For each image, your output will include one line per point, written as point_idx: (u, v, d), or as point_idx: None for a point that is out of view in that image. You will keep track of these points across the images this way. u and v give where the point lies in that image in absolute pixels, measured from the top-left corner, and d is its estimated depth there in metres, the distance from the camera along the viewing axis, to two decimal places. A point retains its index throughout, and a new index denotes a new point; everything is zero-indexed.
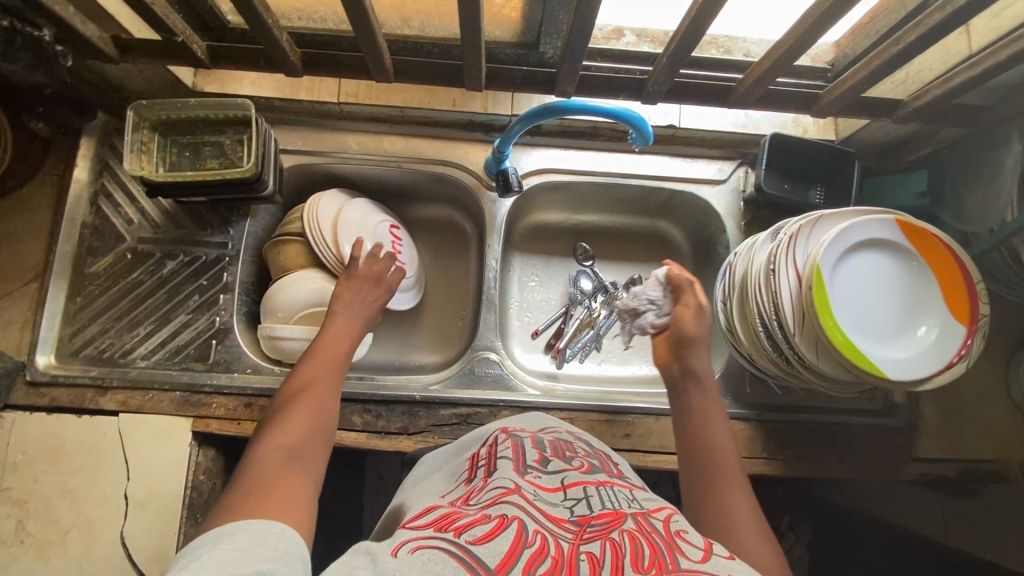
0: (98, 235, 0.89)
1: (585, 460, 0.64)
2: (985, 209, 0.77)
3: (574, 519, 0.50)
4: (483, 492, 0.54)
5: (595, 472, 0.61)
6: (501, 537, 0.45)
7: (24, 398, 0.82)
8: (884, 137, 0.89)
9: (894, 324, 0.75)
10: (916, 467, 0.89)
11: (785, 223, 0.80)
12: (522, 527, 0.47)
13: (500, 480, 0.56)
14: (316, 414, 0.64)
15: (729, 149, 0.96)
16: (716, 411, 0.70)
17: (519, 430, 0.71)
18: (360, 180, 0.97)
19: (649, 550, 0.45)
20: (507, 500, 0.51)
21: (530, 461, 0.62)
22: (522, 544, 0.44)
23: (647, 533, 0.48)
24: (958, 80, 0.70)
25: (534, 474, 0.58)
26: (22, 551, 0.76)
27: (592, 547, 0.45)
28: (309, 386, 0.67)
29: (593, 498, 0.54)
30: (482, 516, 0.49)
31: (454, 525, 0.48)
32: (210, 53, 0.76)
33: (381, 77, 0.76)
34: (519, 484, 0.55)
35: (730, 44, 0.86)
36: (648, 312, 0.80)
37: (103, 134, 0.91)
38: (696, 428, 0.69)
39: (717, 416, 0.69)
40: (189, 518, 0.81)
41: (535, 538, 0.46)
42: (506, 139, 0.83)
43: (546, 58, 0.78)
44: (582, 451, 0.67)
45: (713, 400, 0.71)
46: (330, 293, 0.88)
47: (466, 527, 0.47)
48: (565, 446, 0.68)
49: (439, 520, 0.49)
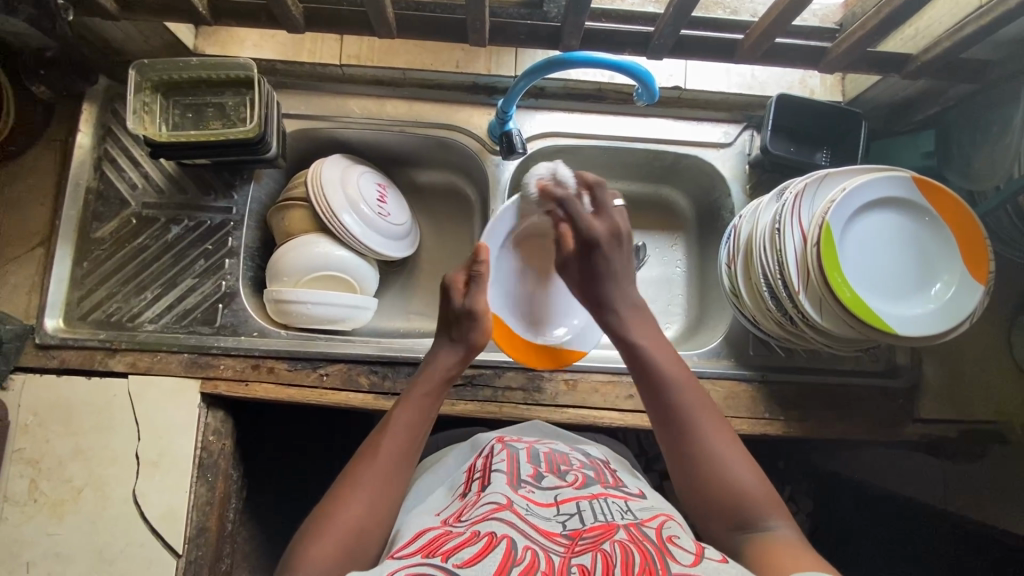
0: (103, 200, 0.89)
1: (580, 473, 0.65)
2: (992, 167, 0.77)
3: (567, 533, 0.52)
4: (474, 508, 0.56)
5: (589, 485, 0.62)
6: (491, 555, 0.47)
7: (34, 359, 0.83)
8: (893, 96, 0.88)
9: (890, 270, 0.75)
10: (918, 428, 0.89)
11: (790, 183, 0.79)
12: (511, 545, 0.49)
13: (492, 496, 0.57)
14: (375, 499, 0.58)
15: (735, 112, 0.95)
16: (666, 352, 0.69)
17: (516, 441, 0.72)
18: (362, 144, 0.97)
19: (641, 557, 0.47)
20: (496, 516, 0.53)
21: (525, 475, 0.63)
22: (510, 562, 0.46)
23: (638, 540, 0.50)
24: (968, 31, 0.69)
25: (528, 488, 0.60)
26: (37, 509, 0.78)
27: (583, 559, 0.47)
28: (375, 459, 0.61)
29: (586, 512, 0.55)
30: (471, 536, 0.50)
31: (441, 548, 0.49)
32: (212, 8, 0.75)
33: (384, 33, 0.76)
34: (511, 498, 0.57)
35: (737, 5, 0.84)
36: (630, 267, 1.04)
37: (105, 99, 0.90)
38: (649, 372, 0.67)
39: (668, 356, 0.69)
40: (199, 478, 0.82)
41: (524, 555, 0.47)
42: (510, 99, 0.83)
43: (550, 15, 0.77)
44: (578, 463, 0.69)
45: (661, 342, 0.70)
46: (333, 258, 0.89)
47: (454, 549, 0.49)
48: (560, 459, 0.68)
49: (427, 545, 0.50)
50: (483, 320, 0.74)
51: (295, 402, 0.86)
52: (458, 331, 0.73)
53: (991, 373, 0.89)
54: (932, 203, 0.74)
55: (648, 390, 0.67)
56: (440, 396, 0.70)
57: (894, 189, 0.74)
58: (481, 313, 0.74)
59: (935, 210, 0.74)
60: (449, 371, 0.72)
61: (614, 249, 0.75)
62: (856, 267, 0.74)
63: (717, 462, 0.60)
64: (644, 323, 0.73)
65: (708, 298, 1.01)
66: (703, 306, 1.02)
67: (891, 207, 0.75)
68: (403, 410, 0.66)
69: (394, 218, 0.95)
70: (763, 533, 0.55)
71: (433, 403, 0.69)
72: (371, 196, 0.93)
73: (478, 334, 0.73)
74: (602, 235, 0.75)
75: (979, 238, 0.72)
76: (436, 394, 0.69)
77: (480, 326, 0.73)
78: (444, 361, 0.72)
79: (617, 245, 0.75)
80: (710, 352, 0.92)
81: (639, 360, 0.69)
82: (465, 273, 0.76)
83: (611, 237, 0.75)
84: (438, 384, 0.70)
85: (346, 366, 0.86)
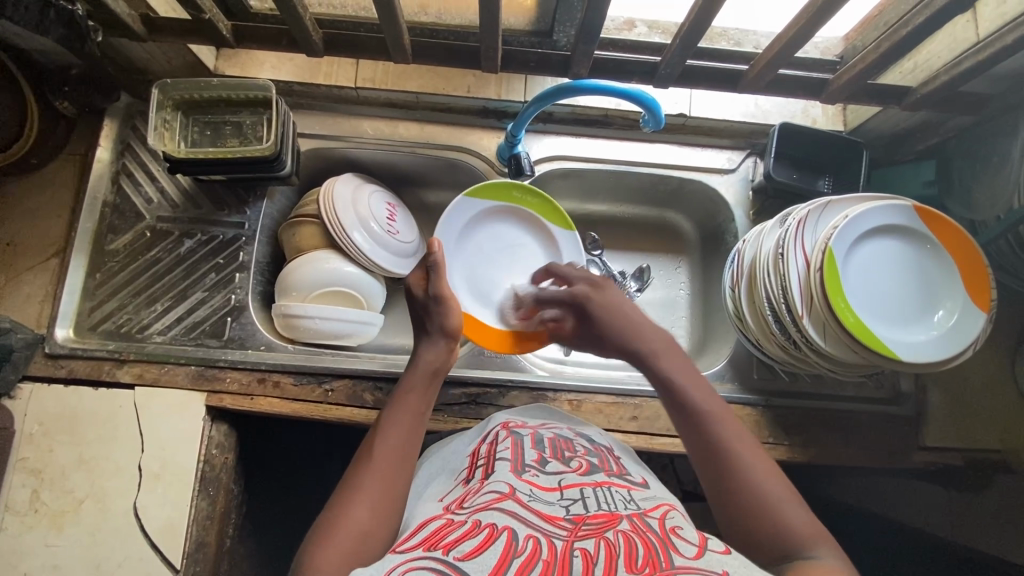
0: (119, 213, 0.91)
1: (583, 459, 0.65)
2: (992, 198, 0.79)
3: (569, 517, 0.52)
4: (476, 496, 0.56)
5: (593, 472, 0.61)
6: (491, 548, 0.47)
7: (42, 368, 0.83)
8: (894, 127, 0.90)
9: (909, 312, 0.75)
10: (924, 457, 0.89)
11: (792, 209, 0.80)
12: (512, 536, 0.48)
13: (495, 484, 0.57)
14: (377, 497, 0.58)
15: (738, 139, 0.98)
16: (702, 386, 0.65)
17: (520, 427, 0.72)
18: (374, 164, 0.99)
19: (644, 548, 0.47)
20: (498, 506, 0.53)
21: (528, 461, 0.62)
22: (512, 553, 0.46)
23: (642, 531, 0.50)
24: (965, 65, 0.71)
25: (531, 473, 0.60)
26: (37, 519, 0.78)
27: (586, 544, 0.47)
28: (371, 462, 0.61)
29: (589, 498, 0.55)
30: (473, 526, 0.50)
31: (443, 540, 0.49)
32: (235, 32, 0.78)
33: (399, 58, 0.79)
34: (513, 486, 0.57)
35: (741, 36, 0.88)
36: (631, 286, 1.04)
37: (126, 116, 0.93)
38: (689, 416, 0.62)
39: (703, 391, 0.64)
40: (200, 491, 0.82)
41: (526, 545, 0.47)
42: (519, 122, 0.85)
43: (560, 45, 0.80)
44: (581, 449, 0.68)
45: (694, 376, 0.66)
46: (341, 274, 0.90)
47: (455, 541, 0.48)
48: (564, 445, 0.68)
49: (429, 537, 0.50)
50: (451, 304, 0.74)
51: (300, 416, 0.86)
52: (430, 321, 0.74)
53: (996, 403, 0.89)
54: (935, 231, 0.75)
55: (689, 425, 0.62)
56: (430, 393, 0.70)
57: (895, 218, 0.75)
58: (449, 298, 0.75)
59: (936, 240, 0.75)
60: (434, 364, 0.72)
61: (601, 294, 0.74)
62: (860, 295, 0.75)
63: (767, 501, 0.56)
64: (676, 357, 0.68)
65: (712, 321, 1.02)
66: (707, 329, 1.03)
67: (891, 235, 0.76)
68: (394, 412, 0.66)
69: (402, 236, 0.97)
70: (809, 563, 0.51)
71: (422, 401, 0.68)
72: (381, 214, 0.95)
73: (451, 320, 0.73)
74: (585, 292, 0.75)
75: (977, 262, 0.74)
76: (425, 390, 0.69)
77: (451, 309, 0.74)
78: (426, 354, 0.72)
79: (603, 292, 0.74)
80: (714, 375, 0.92)
81: (675, 399, 0.64)
82: (422, 269, 0.77)
83: (590, 288, 0.75)
84: (424, 379, 0.70)
85: (351, 382, 0.87)
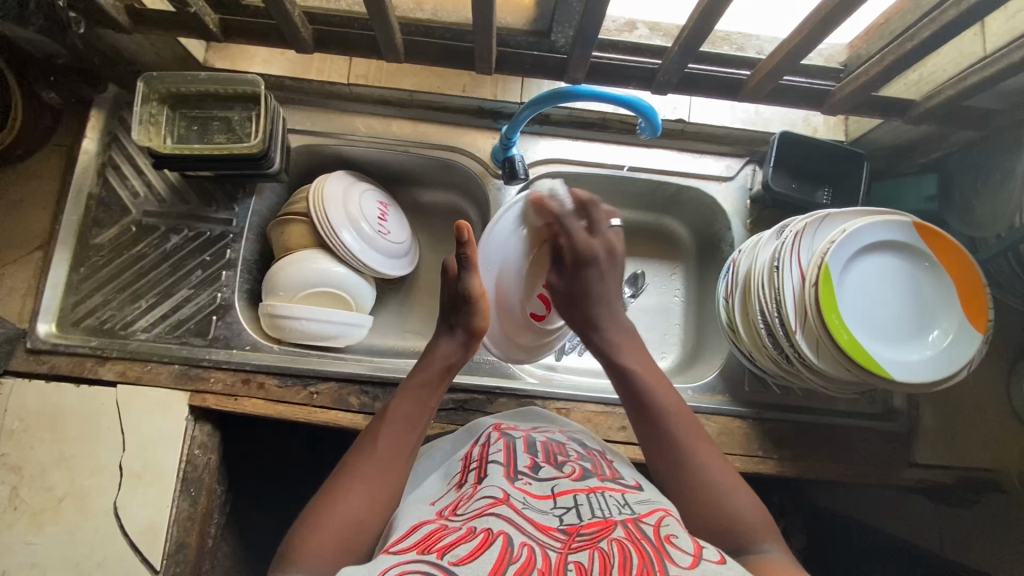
0: (104, 207, 0.89)
1: (576, 465, 0.63)
2: (993, 215, 0.77)
3: (563, 528, 0.51)
4: (470, 502, 0.54)
5: (586, 478, 0.60)
6: (485, 554, 0.45)
7: (24, 363, 0.82)
8: (895, 139, 0.88)
9: (908, 337, 0.74)
10: (914, 474, 0.88)
11: (790, 220, 0.79)
12: (507, 542, 0.47)
13: (489, 489, 0.55)
14: (372, 488, 0.57)
15: (738, 146, 0.96)
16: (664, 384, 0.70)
17: (512, 430, 0.71)
18: (366, 163, 0.97)
19: (639, 558, 0.46)
20: (493, 511, 0.51)
21: (521, 466, 0.61)
22: (506, 559, 0.45)
23: (636, 539, 0.48)
24: (971, 80, 0.69)
25: (524, 480, 0.58)
26: (16, 517, 0.77)
27: (580, 556, 0.46)
28: (370, 450, 0.60)
29: (583, 506, 0.54)
30: (467, 532, 0.49)
31: (437, 544, 0.47)
32: (223, 25, 0.76)
33: (391, 56, 0.77)
34: (508, 492, 0.55)
35: (743, 41, 0.86)
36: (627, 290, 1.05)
37: (114, 106, 0.91)
38: (646, 406, 0.68)
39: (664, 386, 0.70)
40: (182, 491, 0.81)
41: (521, 551, 0.46)
42: (514, 125, 0.83)
43: (557, 46, 0.78)
44: (575, 454, 0.67)
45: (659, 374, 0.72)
46: (328, 276, 0.88)
47: (450, 544, 0.47)
48: (557, 450, 0.67)
49: (422, 541, 0.49)
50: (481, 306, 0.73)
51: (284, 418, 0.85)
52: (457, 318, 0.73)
53: (987, 420, 0.88)
54: (946, 261, 0.73)
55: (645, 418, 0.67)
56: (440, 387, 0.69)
57: (897, 233, 0.74)
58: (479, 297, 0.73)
59: (936, 258, 0.74)
60: (450, 362, 0.71)
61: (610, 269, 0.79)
62: (852, 309, 0.73)
63: (724, 504, 0.59)
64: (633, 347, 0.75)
65: (705, 331, 1.01)
66: (701, 339, 1.02)
67: (899, 254, 0.75)
68: (402, 399, 0.66)
69: (393, 236, 0.95)
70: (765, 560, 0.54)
71: (432, 394, 0.68)
72: (372, 214, 0.93)
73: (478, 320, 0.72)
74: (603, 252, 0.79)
75: (980, 295, 0.72)
76: (435, 383, 0.69)
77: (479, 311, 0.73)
78: (440, 349, 0.71)
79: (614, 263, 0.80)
80: (705, 387, 0.91)
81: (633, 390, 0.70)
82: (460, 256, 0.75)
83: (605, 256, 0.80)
84: (436, 376, 0.69)
85: (337, 385, 0.85)
